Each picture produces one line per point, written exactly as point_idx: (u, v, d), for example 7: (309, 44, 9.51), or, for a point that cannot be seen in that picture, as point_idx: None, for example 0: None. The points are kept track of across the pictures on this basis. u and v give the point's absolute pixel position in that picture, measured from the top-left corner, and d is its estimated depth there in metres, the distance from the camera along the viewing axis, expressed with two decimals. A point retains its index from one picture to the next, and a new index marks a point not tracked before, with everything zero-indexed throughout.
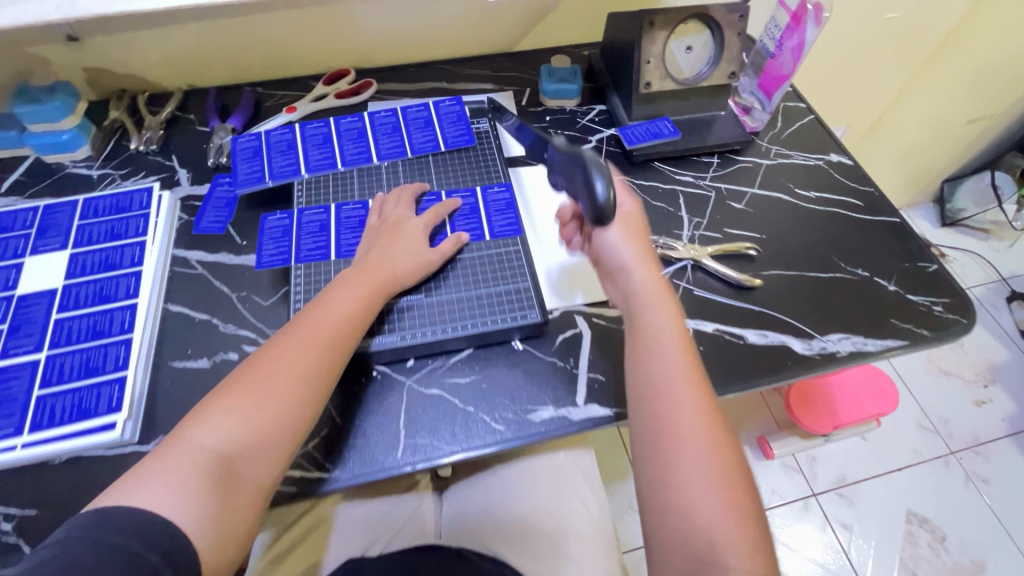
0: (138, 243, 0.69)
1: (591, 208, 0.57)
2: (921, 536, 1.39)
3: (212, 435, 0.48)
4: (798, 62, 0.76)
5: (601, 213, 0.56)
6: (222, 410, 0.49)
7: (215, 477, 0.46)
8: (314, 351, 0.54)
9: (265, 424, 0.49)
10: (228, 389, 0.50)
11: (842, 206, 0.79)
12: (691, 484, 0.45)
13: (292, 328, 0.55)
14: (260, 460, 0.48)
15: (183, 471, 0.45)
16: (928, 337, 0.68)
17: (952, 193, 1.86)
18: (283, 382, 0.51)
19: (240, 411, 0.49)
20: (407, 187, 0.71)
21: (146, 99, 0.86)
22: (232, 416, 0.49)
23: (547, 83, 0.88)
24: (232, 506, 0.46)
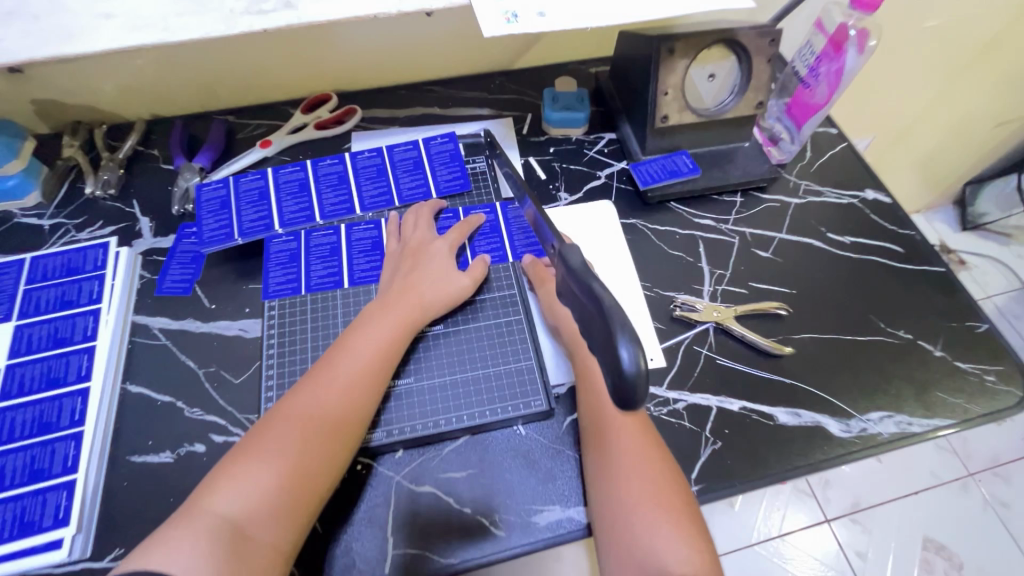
0: (92, 311, 0.61)
1: (615, 388, 0.35)
2: (936, 564, 1.27)
3: (237, 487, 0.45)
4: (835, 92, 0.66)
5: (631, 400, 0.34)
6: (246, 461, 0.46)
7: (236, 536, 0.43)
8: (339, 394, 0.51)
9: (287, 473, 0.46)
10: (253, 438, 0.48)
11: (881, 254, 0.71)
12: (634, 502, 0.47)
13: (316, 370, 0.53)
14: (283, 515, 0.45)
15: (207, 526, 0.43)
16: (980, 414, 0.60)
17: (973, 196, 1.54)
18: (307, 430, 0.48)
19: (262, 465, 0.46)
20: (426, 205, 0.67)
21: (104, 133, 0.78)
22: (256, 467, 0.46)
23: (550, 110, 0.78)
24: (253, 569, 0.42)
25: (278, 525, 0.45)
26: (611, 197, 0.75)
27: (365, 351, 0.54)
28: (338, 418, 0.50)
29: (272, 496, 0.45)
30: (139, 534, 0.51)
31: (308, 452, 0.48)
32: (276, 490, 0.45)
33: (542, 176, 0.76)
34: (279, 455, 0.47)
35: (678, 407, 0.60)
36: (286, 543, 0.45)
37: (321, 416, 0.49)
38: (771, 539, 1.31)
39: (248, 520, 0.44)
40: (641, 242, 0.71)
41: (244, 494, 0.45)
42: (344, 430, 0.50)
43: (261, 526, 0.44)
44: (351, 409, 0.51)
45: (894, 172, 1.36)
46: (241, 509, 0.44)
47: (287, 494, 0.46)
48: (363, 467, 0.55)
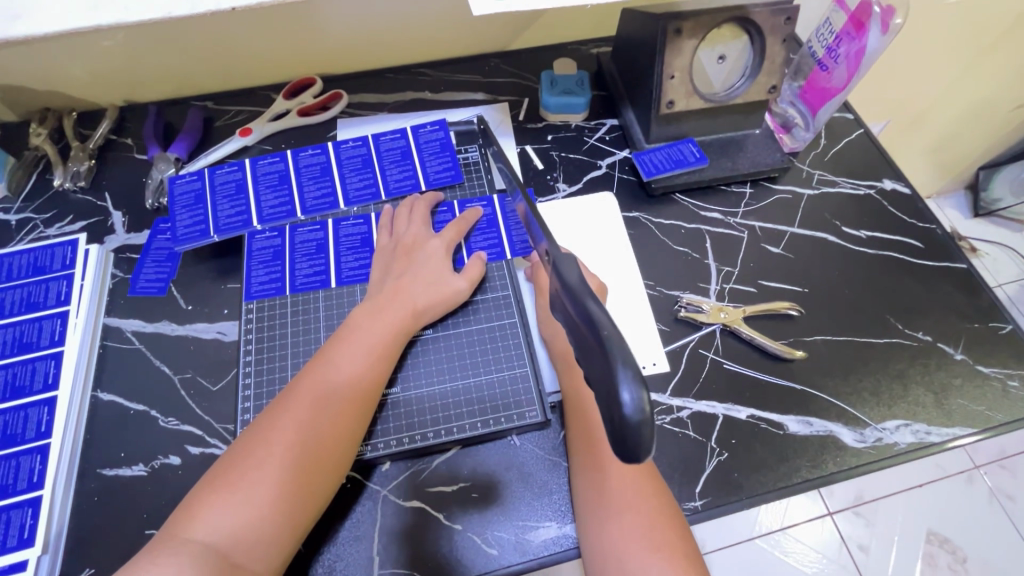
0: (60, 314, 0.58)
1: (614, 430, 0.32)
2: (940, 558, 1.13)
3: (222, 510, 0.42)
4: (854, 77, 0.61)
5: (630, 447, 0.31)
6: (231, 481, 0.44)
7: (221, 563, 0.40)
8: (331, 408, 0.48)
9: (270, 502, 0.43)
10: (238, 454, 0.45)
11: (899, 249, 0.67)
12: (625, 533, 0.45)
13: (305, 378, 0.50)
14: (271, 539, 0.43)
15: (190, 552, 0.40)
16: (1002, 422, 0.56)
17: (986, 182, 1.44)
18: (295, 447, 0.45)
19: (248, 488, 0.43)
20: (421, 198, 0.63)
21: (73, 121, 0.73)
22: (242, 488, 0.43)
23: (548, 95, 0.74)
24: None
25: (266, 552, 0.42)
26: (613, 189, 0.70)
27: (357, 359, 0.51)
28: (329, 433, 0.47)
29: (259, 519, 0.43)
30: (112, 553, 0.49)
31: (298, 471, 0.45)
32: (264, 512, 0.43)
33: (540, 166, 0.72)
34: (267, 475, 0.44)
35: (682, 416, 0.56)
36: (274, 566, 0.43)
37: (311, 432, 0.46)
38: (773, 530, 1.17)
39: (234, 545, 0.41)
40: (644, 237, 0.67)
41: (230, 517, 0.42)
42: (336, 446, 0.47)
43: (248, 551, 0.42)
44: (343, 423, 0.48)
45: (904, 157, 1.29)
46: (226, 533, 0.42)
47: (275, 517, 0.43)
48: (349, 482, 0.52)
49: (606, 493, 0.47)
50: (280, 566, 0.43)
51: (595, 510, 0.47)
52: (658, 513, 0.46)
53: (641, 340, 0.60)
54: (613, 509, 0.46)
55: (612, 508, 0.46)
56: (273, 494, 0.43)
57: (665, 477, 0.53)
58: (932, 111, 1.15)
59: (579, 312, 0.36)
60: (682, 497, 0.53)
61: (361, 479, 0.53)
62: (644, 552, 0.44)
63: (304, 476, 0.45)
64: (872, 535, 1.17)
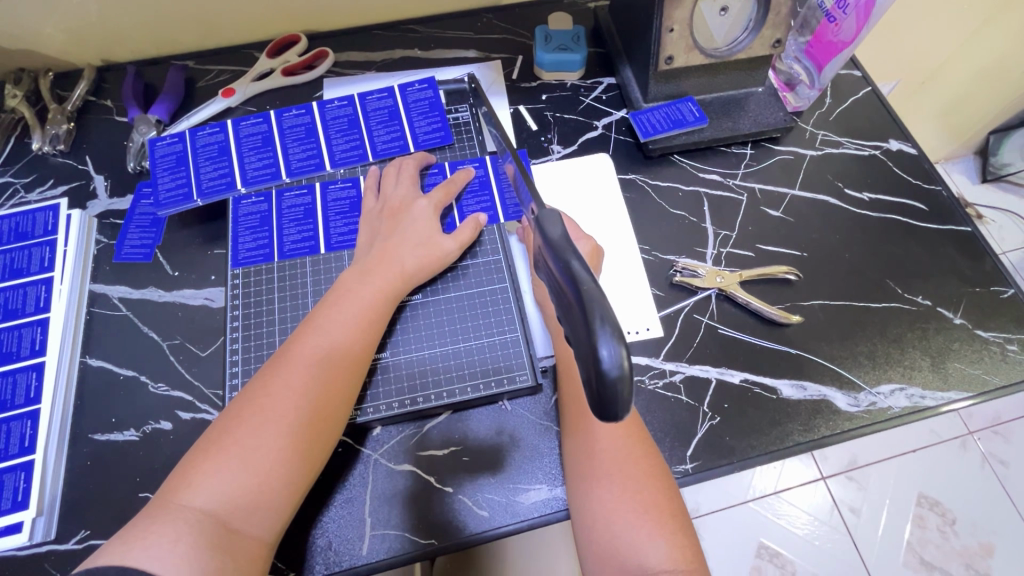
0: (44, 280, 0.57)
1: (593, 389, 0.31)
2: (929, 519, 1.15)
3: (218, 476, 0.42)
4: (863, 31, 0.59)
5: (612, 403, 0.31)
6: (227, 447, 0.43)
7: (220, 528, 0.40)
8: (323, 373, 0.47)
9: (266, 468, 0.43)
10: (231, 421, 0.45)
11: (903, 212, 0.65)
12: (615, 495, 0.45)
13: (296, 344, 0.49)
14: (269, 503, 0.43)
15: (187, 519, 0.40)
16: (998, 386, 0.56)
17: (997, 146, 1.41)
18: (290, 413, 0.45)
19: (239, 456, 0.43)
20: (410, 157, 0.61)
21: (50, 81, 0.70)
22: (239, 454, 0.43)
23: (542, 51, 0.71)
24: (240, 561, 0.40)
25: (263, 516, 0.43)
26: (609, 150, 0.68)
27: (348, 323, 0.50)
28: (323, 398, 0.47)
29: (257, 485, 0.43)
30: (107, 515, 0.49)
31: (293, 437, 0.45)
32: (261, 478, 0.43)
33: (533, 127, 0.69)
34: (261, 441, 0.44)
35: (675, 380, 0.56)
36: (274, 530, 0.43)
37: (306, 397, 0.46)
38: (766, 493, 1.20)
39: (232, 511, 0.41)
40: (641, 200, 0.65)
41: (227, 482, 0.42)
42: (330, 411, 0.47)
43: (246, 516, 0.42)
44: (336, 389, 0.48)
45: (914, 118, 1.25)
46: (223, 498, 0.41)
47: (270, 482, 0.43)
48: (341, 447, 0.52)
49: (593, 455, 0.47)
50: (279, 530, 0.44)
51: (583, 471, 0.47)
52: (646, 475, 0.46)
53: (634, 305, 0.59)
54: (601, 472, 0.46)
55: (600, 468, 0.46)
56: (270, 460, 0.43)
57: (657, 440, 0.53)
58: (944, 71, 1.10)
59: (560, 270, 0.35)
60: (673, 461, 0.53)
61: (352, 443, 0.53)
62: (631, 513, 0.44)
63: (300, 441, 0.45)
64: (864, 498, 1.19)
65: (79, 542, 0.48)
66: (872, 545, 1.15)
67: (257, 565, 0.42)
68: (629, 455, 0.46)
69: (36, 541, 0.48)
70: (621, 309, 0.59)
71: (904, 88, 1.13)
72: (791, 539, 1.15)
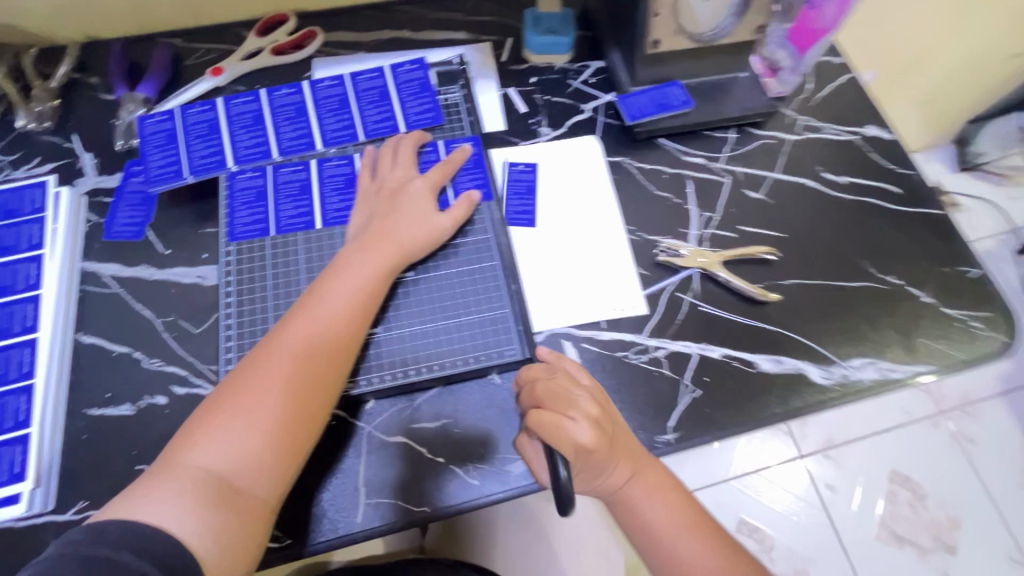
0: (35, 258, 0.57)
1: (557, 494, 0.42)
2: (900, 494, 1.21)
3: (221, 439, 0.44)
4: (843, 15, 0.61)
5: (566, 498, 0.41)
6: (229, 413, 0.45)
7: (223, 487, 0.43)
8: (321, 343, 0.49)
9: (265, 435, 0.45)
10: (233, 387, 0.46)
11: (878, 195, 0.67)
12: (692, 550, 0.48)
13: (296, 315, 0.50)
14: (270, 467, 0.44)
15: (192, 477, 0.42)
16: (961, 359, 0.59)
17: (974, 135, 1.44)
18: (293, 380, 0.47)
19: (240, 424, 0.45)
20: (409, 137, 0.62)
21: (33, 58, 0.69)
22: (241, 418, 0.45)
23: (532, 34, 0.72)
24: (243, 520, 0.42)
25: (265, 478, 0.44)
26: (597, 133, 0.69)
27: (346, 296, 0.51)
28: (321, 368, 0.48)
29: (258, 450, 0.44)
30: (104, 488, 0.50)
31: (293, 403, 0.46)
32: (261, 442, 0.44)
33: (522, 109, 0.70)
34: (261, 410, 0.45)
35: (658, 355, 0.58)
36: (275, 492, 0.45)
37: (305, 367, 0.47)
38: (746, 472, 1.23)
39: (235, 471, 0.43)
40: (627, 181, 0.67)
41: (230, 445, 0.44)
42: (326, 382, 0.48)
43: (249, 477, 0.44)
44: (333, 360, 0.49)
45: (894, 107, 1.28)
46: (226, 461, 0.43)
47: (271, 448, 0.45)
48: (335, 420, 0.54)
49: (650, 529, 0.50)
50: (281, 494, 0.45)
51: (647, 546, 0.50)
52: (693, 522, 0.50)
53: (620, 284, 0.61)
54: (667, 540, 0.49)
55: (666, 541, 0.49)
56: (270, 427, 0.45)
57: (640, 412, 0.56)
58: (925, 59, 1.12)
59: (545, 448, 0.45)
60: (655, 431, 0.55)
61: (346, 416, 0.54)
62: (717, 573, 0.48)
63: (298, 408, 0.46)
64: (840, 476, 1.23)
65: (78, 512, 0.49)
66: (846, 519, 1.20)
67: (260, 524, 0.44)
68: (674, 513, 0.50)
69: (35, 511, 0.49)
70: (607, 286, 0.61)
71: (885, 75, 1.15)
72: (770, 515, 1.20)
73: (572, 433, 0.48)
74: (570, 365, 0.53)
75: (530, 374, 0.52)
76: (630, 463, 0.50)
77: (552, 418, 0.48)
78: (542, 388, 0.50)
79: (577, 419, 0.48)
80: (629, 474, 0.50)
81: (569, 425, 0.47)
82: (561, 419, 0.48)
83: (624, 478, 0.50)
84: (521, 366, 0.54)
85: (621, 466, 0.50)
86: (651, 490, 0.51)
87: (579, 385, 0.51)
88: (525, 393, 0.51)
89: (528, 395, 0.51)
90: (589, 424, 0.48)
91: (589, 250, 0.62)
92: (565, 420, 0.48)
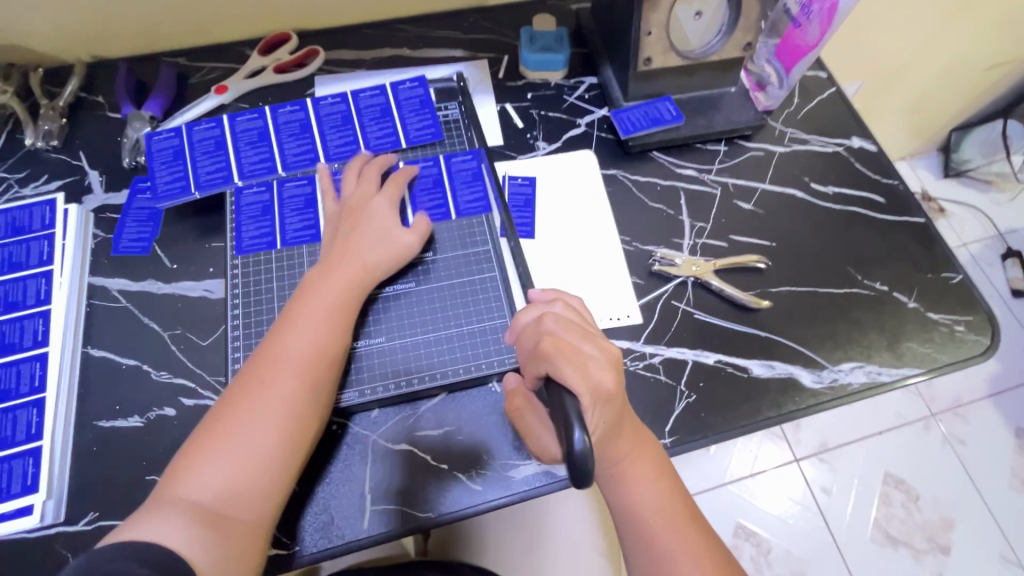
0: (44, 274, 0.59)
1: (568, 460, 0.38)
2: (894, 496, 1.23)
3: (202, 471, 0.45)
4: (826, 32, 0.63)
5: (581, 469, 0.37)
6: (210, 444, 0.46)
7: (209, 514, 0.44)
8: (293, 367, 0.50)
9: (245, 462, 0.46)
10: (213, 420, 0.48)
11: (863, 204, 0.70)
12: (670, 538, 0.48)
13: (270, 344, 0.52)
14: (254, 490, 0.46)
15: (178, 507, 0.44)
16: (946, 362, 0.61)
17: (957, 143, 1.48)
18: (273, 405, 0.48)
19: (219, 454, 0.46)
20: (366, 155, 0.63)
21: (40, 78, 0.71)
22: (223, 447, 0.46)
23: (527, 52, 0.74)
24: (235, 541, 0.44)
25: (249, 500, 0.46)
26: (592, 146, 0.72)
27: (316, 321, 0.52)
28: (298, 390, 0.49)
29: (238, 476, 0.46)
30: (115, 499, 0.51)
31: (274, 427, 0.48)
32: (243, 468, 0.46)
33: (519, 124, 0.72)
34: (240, 438, 0.47)
35: (655, 361, 0.60)
36: (265, 512, 0.46)
37: (281, 393, 0.49)
38: (743, 476, 1.25)
39: (220, 498, 0.45)
40: (622, 193, 0.69)
41: (214, 473, 0.45)
42: (303, 405, 0.49)
43: (234, 502, 0.45)
44: (307, 383, 0.50)
45: (879, 117, 1.31)
46: (210, 490, 0.45)
47: (252, 472, 0.46)
48: (339, 428, 0.55)
49: (637, 511, 0.49)
50: (271, 511, 0.47)
51: (626, 522, 0.49)
52: (677, 510, 0.49)
53: (616, 292, 0.63)
54: (648, 519, 0.48)
55: (645, 521, 0.48)
56: (251, 453, 0.47)
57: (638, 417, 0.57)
58: (908, 71, 1.16)
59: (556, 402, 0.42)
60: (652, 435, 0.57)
61: (350, 424, 0.56)
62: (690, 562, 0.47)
63: (276, 432, 0.48)
64: (834, 478, 1.25)
65: (89, 523, 0.50)
66: (841, 522, 1.21)
67: (253, 542, 0.45)
68: (660, 495, 0.49)
69: (47, 523, 0.50)
70: (603, 295, 0.63)
71: (870, 87, 1.18)
72: (767, 519, 1.22)
73: (592, 373, 0.45)
74: (575, 305, 0.53)
75: (540, 312, 0.51)
76: (626, 434, 0.49)
77: (570, 351, 0.45)
78: (559, 323, 0.48)
79: (597, 360, 0.46)
80: (628, 451, 0.49)
81: (582, 371, 0.45)
82: (579, 357, 0.45)
83: (623, 453, 0.49)
84: (532, 306, 0.52)
85: (624, 439, 0.49)
86: (643, 467, 0.50)
87: (591, 333, 0.49)
88: (541, 326, 0.49)
89: (541, 331, 0.49)
90: (607, 369, 0.46)
91: (586, 261, 0.64)
92: (584, 355, 0.46)
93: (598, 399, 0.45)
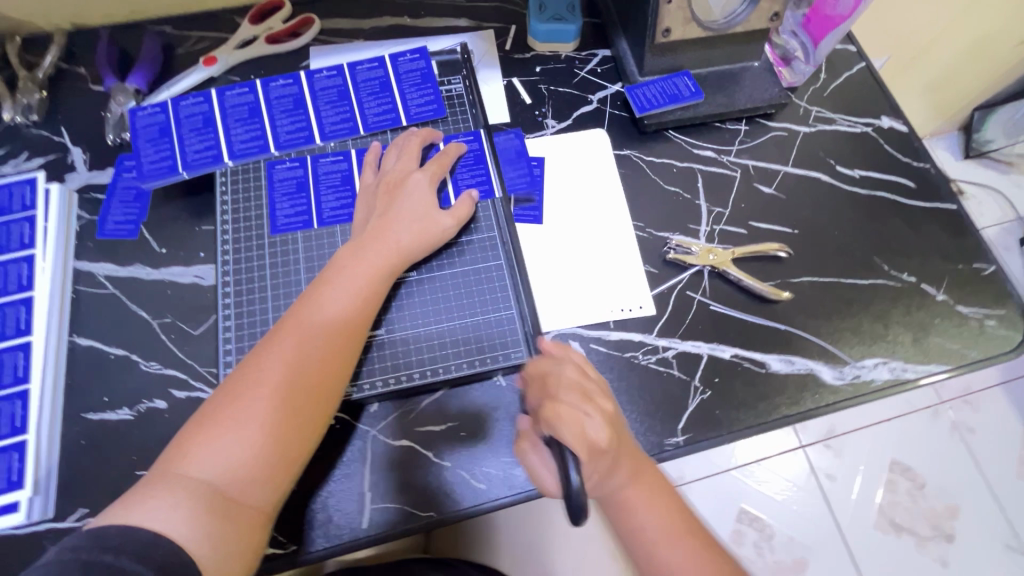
0: (25, 258, 0.55)
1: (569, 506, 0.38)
2: (899, 484, 1.22)
3: (214, 449, 0.42)
4: (860, 6, 0.58)
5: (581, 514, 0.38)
6: (222, 421, 0.43)
7: (218, 496, 0.41)
8: (316, 349, 0.47)
9: (259, 445, 0.43)
10: (229, 394, 0.45)
11: (891, 189, 0.66)
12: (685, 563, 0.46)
13: (290, 321, 0.48)
14: (267, 476, 0.43)
15: (187, 488, 0.41)
16: (974, 359, 0.58)
17: (981, 122, 1.41)
18: (289, 388, 0.45)
19: (233, 433, 0.43)
20: (416, 132, 0.59)
21: (18, 47, 0.67)
22: (234, 426, 0.43)
23: (536, 21, 0.69)
24: (240, 530, 0.41)
25: (261, 485, 0.43)
26: (604, 125, 0.67)
27: (343, 300, 0.50)
28: (316, 376, 0.46)
29: (252, 459, 0.43)
30: (103, 494, 0.49)
31: (287, 412, 0.45)
32: (255, 453, 0.43)
33: (527, 100, 0.68)
34: (255, 418, 0.44)
35: (668, 355, 0.57)
36: (272, 500, 0.44)
37: (299, 374, 0.46)
38: (748, 462, 1.23)
39: (230, 481, 0.42)
40: (635, 175, 0.65)
41: (226, 455, 0.42)
42: (324, 389, 0.47)
43: (245, 487, 0.42)
44: (330, 367, 0.47)
45: (903, 93, 1.24)
46: (221, 470, 0.42)
47: (268, 457, 0.43)
48: (338, 424, 0.53)
49: (647, 541, 0.46)
50: (278, 500, 0.44)
51: (637, 551, 0.47)
52: (687, 530, 0.47)
53: (628, 282, 0.60)
54: (660, 547, 0.46)
55: (657, 549, 0.46)
56: (265, 436, 0.44)
57: (649, 416, 0.55)
58: (936, 44, 1.09)
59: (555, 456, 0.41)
60: (664, 434, 0.54)
61: (349, 420, 0.53)
62: None
63: (294, 416, 0.45)
64: (840, 465, 1.24)
65: (78, 519, 0.48)
66: (846, 509, 1.20)
67: (258, 533, 0.43)
68: (668, 518, 0.47)
69: (34, 519, 0.48)
70: (614, 284, 0.59)
71: (895, 61, 1.12)
72: (770, 504, 1.20)
73: (591, 430, 0.43)
74: (580, 359, 0.50)
75: (544, 365, 0.49)
76: (628, 464, 0.47)
77: (566, 409, 0.44)
78: (560, 380, 0.46)
79: (594, 417, 0.44)
80: (629, 479, 0.47)
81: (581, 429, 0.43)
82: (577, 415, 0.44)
83: (625, 481, 0.47)
84: (537, 357, 0.50)
85: (623, 469, 0.46)
86: (647, 491, 0.47)
87: (591, 386, 0.47)
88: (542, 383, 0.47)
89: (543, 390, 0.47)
90: (605, 425, 0.44)
91: (597, 248, 0.61)
92: (581, 412, 0.44)
93: (594, 455, 0.43)
